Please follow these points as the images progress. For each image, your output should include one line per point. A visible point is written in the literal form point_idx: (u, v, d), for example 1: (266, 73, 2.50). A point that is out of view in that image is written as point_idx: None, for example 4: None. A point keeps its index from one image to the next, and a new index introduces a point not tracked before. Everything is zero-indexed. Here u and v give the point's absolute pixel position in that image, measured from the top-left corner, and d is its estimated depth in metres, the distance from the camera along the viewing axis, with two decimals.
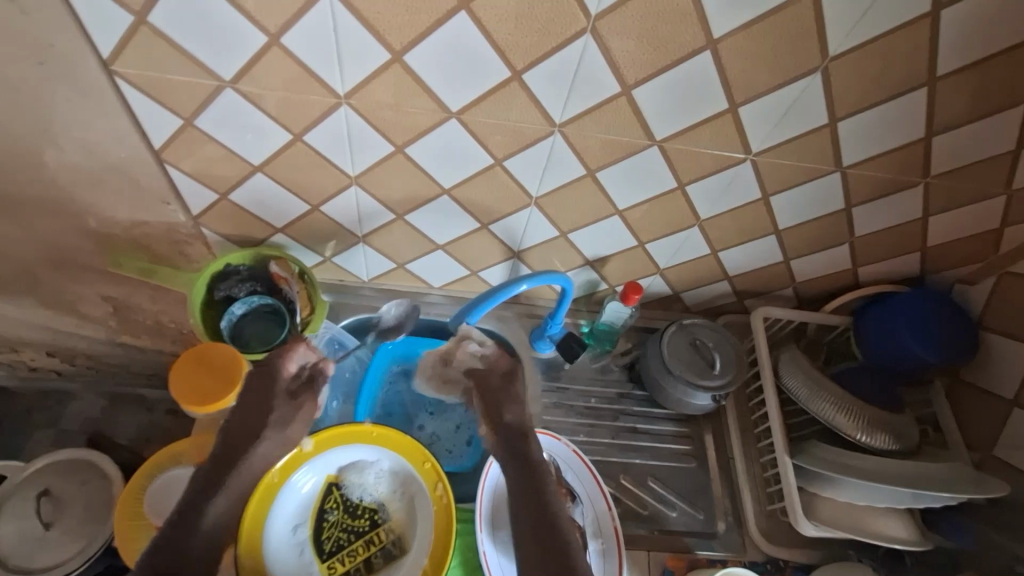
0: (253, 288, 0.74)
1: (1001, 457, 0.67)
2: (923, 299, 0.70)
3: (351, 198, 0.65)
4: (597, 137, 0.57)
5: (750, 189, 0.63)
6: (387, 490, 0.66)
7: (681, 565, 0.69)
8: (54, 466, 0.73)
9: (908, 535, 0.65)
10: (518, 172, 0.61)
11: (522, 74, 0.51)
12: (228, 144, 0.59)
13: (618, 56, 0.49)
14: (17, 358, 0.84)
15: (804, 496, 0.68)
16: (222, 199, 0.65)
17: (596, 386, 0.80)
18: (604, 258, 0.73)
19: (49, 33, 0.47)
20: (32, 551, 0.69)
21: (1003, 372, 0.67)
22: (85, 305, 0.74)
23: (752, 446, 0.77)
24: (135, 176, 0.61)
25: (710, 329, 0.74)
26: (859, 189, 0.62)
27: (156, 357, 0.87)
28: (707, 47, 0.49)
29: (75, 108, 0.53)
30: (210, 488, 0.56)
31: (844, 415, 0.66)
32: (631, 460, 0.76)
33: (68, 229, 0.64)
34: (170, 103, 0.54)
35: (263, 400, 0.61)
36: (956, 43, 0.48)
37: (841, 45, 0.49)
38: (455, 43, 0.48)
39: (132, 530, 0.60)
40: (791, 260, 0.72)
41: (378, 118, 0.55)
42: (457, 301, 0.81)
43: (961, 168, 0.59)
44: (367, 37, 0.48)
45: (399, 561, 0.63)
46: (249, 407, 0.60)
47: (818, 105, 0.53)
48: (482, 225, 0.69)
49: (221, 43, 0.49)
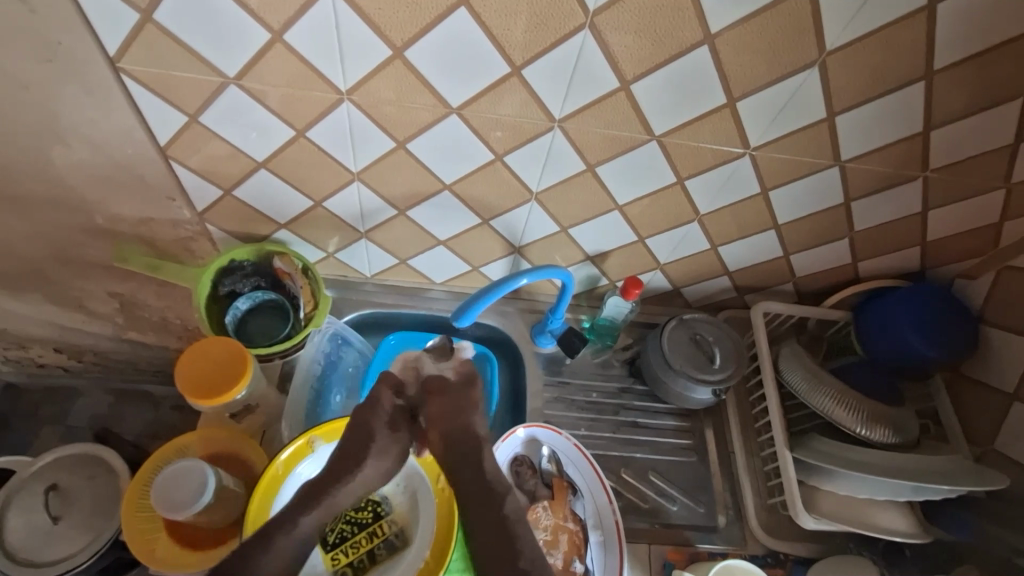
0: (257, 283, 0.75)
1: (1002, 451, 0.67)
2: (921, 293, 0.70)
3: (353, 194, 0.66)
4: (597, 132, 0.58)
5: (748, 184, 0.63)
6: (391, 484, 0.67)
7: (682, 558, 0.69)
8: (62, 461, 0.74)
9: (908, 528, 0.65)
10: (519, 167, 0.62)
11: (522, 70, 0.52)
12: (234, 141, 0.59)
13: (617, 51, 0.50)
14: (25, 354, 0.85)
15: (804, 489, 0.68)
16: (227, 195, 0.66)
17: (598, 380, 0.81)
18: (605, 253, 0.74)
19: (57, 31, 0.48)
20: (41, 545, 0.70)
21: (1003, 366, 0.68)
22: (92, 302, 0.75)
23: (752, 440, 0.77)
24: (142, 174, 0.62)
25: (710, 324, 0.75)
26: (859, 183, 0.62)
27: (161, 354, 0.88)
28: (705, 42, 0.49)
29: (82, 107, 0.54)
30: (308, 502, 0.46)
31: (845, 410, 0.66)
32: (631, 454, 0.77)
33: (76, 227, 0.65)
34: (176, 100, 0.55)
35: (368, 423, 0.50)
36: (956, 35, 0.48)
37: (838, 39, 0.49)
38: (454, 37, 0.49)
39: (136, 497, 0.61)
40: (791, 255, 0.72)
41: (378, 114, 0.56)
42: (459, 297, 0.82)
43: (959, 162, 0.59)
44: (368, 33, 0.49)
45: (401, 552, 0.63)
46: (352, 425, 0.51)
47: (816, 98, 0.54)
48: (483, 220, 0.69)
49: (225, 40, 0.50)
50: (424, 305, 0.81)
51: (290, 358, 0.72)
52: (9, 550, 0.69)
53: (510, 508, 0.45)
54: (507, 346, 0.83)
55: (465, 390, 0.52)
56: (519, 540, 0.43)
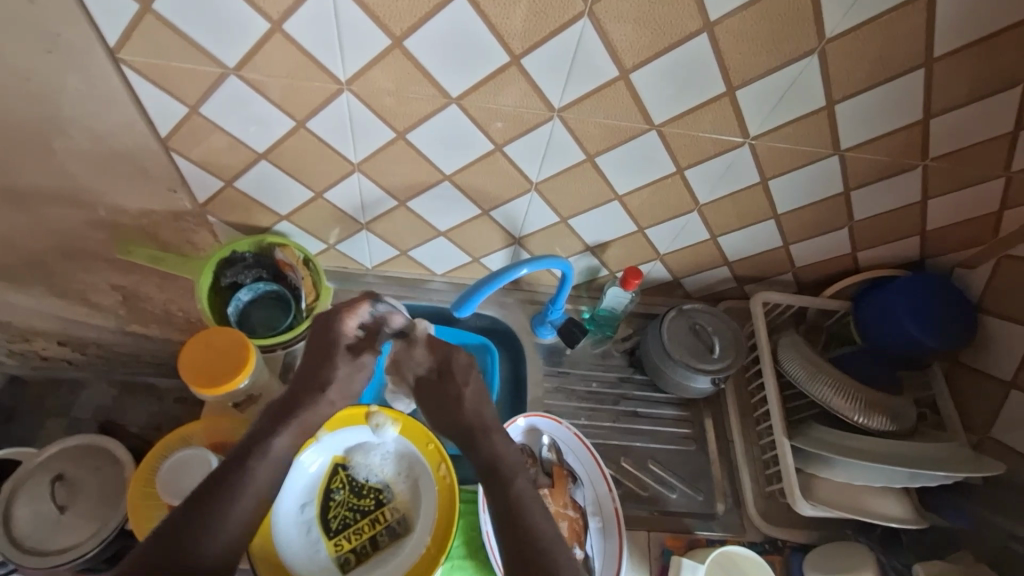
0: (259, 275, 0.75)
1: (999, 438, 0.67)
2: (921, 282, 0.70)
3: (354, 185, 0.66)
4: (597, 122, 0.58)
5: (748, 174, 0.63)
6: (393, 472, 0.67)
7: (680, 546, 0.69)
8: (68, 452, 0.75)
9: (905, 513, 0.66)
10: (518, 157, 0.62)
11: (521, 59, 0.52)
12: (235, 133, 0.60)
13: (616, 42, 0.50)
14: (28, 347, 0.86)
15: (803, 477, 0.68)
16: (227, 185, 0.67)
17: (597, 370, 0.81)
18: (605, 244, 0.74)
19: (56, 22, 0.48)
20: (48, 534, 0.71)
21: (1002, 354, 0.68)
22: (95, 294, 0.76)
23: (752, 430, 0.77)
24: (143, 164, 0.62)
25: (710, 314, 0.75)
26: (858, 172, 0.62)
27: (164, 346, 0.88)
28: (704, 30, 0.49)
29: (82, 98, 0.54)
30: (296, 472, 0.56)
31: (843, 398, 0.66)
32: (632, 443, 0.77)
33: (78, 220, 0.65)
34: (174, 91, 0.55)
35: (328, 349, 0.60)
36: (956, 22, 0.48)
37: (837, 27, 0.49)
38: (454, 27, 0.49)
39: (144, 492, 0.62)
40: (791, 245, 0.72)
41: (379, 105, 0.56)
42: (459, 288, 0.83)
43: (959, 150, 0.59)
44: (367, 22, 0.49)
45: (403, 539, 0.64)
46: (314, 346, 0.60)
47: (816, 87, 0.54)
48: (483, 211, 0.70)
49: (224, 29, 0.50)
50: (424, 296, 0.82)
51: (292, 349, 0.72)
52: (16, 540, 0.70)
53: (529, 513, 0.54)
54: (509, 338, 0.83)
55: (448, 384, 0.62)
56: (526, 535, 0.52)
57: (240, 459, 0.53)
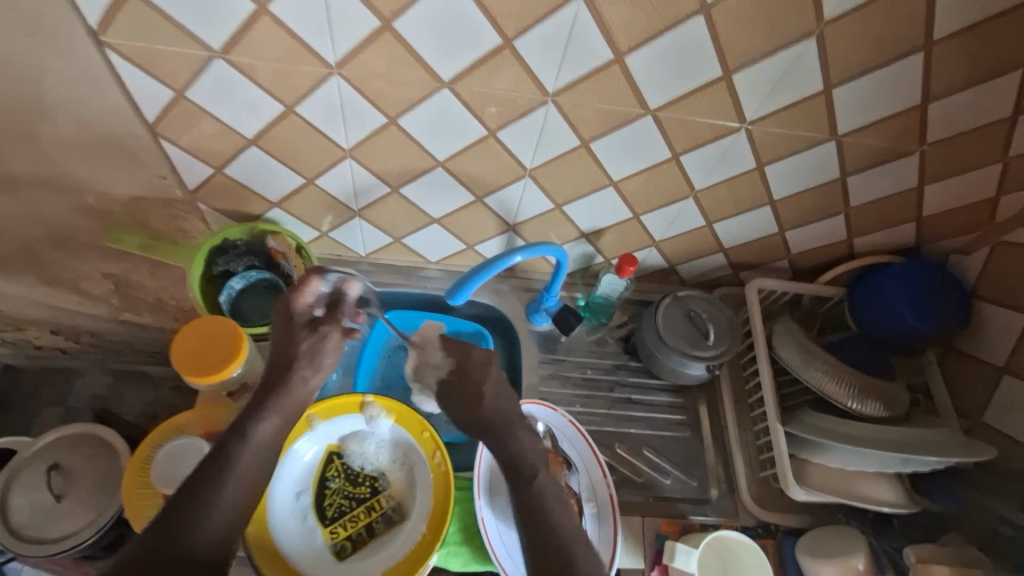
0: (251, 263, 0.75)
1: (991, 423, 0.68)
2: (916, 268, 0.70)
3: (346, 171, 0.65)
4: (592, 106, 0.57)
5: (745, 159, 0.62)
6: (388, 460, 0.67)
7: (674, 531, 0.70)
8: (62, 441, 0.75)
9: (897, 498, 0.67)
10: (512, 142, 0.61)
11: (514, 42, 0.51)
12: (224, 119, 0.59)
13: (611, 24, 0.49)
14: (21, 336, 0.85)
15: (796, 463, 0.69)
16: (218, 172, 0.66)
17: (592, 357, 0.81)
18: (600, 230, 0.74)
19: (38, 4, 0.47)
20: (44, 522, 0.70)
21: (995, 340, 0.68)
22: (87, 282, 0.75)
23: (746, 416, 0.78)
24: (132, 150, 0.61)
25: (705, 301, 0.75)
26: (855, 157, 0.62)
27: (158, 334, 0.87)
28: (700, 12, 0.49)
29: (68, 83, 0.53)
30: None
31: (837, 384, 0.67)
32: (626, 429, 0.77)
33: (67, 208, 0.64)
34: (161, 75, 0.54)
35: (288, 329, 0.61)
36: (954, 4, 0.48)
37: (835, 9, 0.48)
38: (445, 9, 0.48)
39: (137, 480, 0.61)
40: (786, 232, 0.72)
41: (371, 89, 0.55)
42: (454, 276, 0.82)
43: (956, 135, 0.59)
44: (356, 3, 0.48)
45: (398, 527, 0.64)
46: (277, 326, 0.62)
47: (813, 71, 0.53)
48: (477, 198, 0.69)
49: (210, 11, 0.49)
50: (418, 284, 0.82)
51: None
52: (12, 528, 0.70)
53: None
54: (504, 325, 0.83)
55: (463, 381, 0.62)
56: None
57: (229, 447, 0.54)
